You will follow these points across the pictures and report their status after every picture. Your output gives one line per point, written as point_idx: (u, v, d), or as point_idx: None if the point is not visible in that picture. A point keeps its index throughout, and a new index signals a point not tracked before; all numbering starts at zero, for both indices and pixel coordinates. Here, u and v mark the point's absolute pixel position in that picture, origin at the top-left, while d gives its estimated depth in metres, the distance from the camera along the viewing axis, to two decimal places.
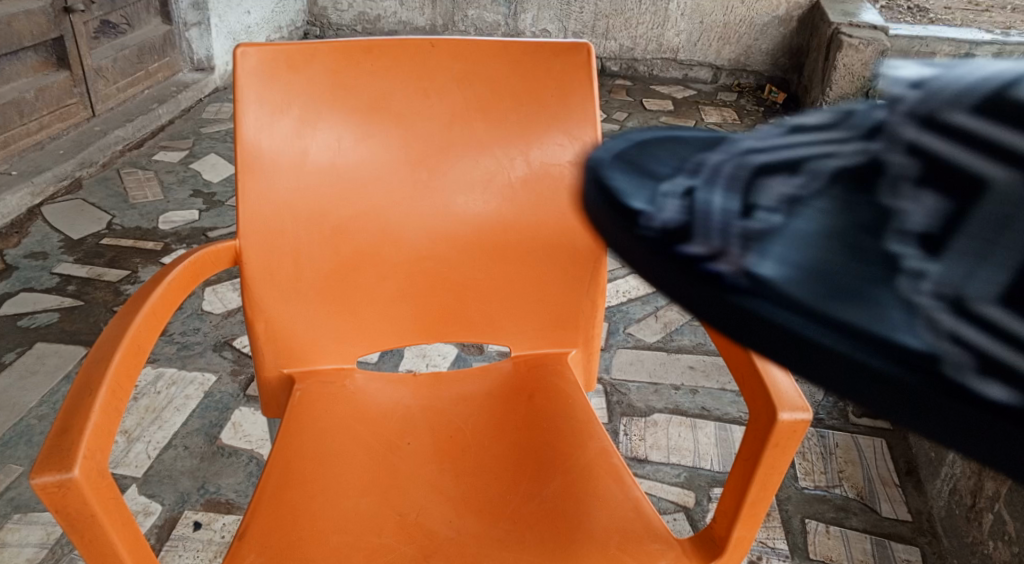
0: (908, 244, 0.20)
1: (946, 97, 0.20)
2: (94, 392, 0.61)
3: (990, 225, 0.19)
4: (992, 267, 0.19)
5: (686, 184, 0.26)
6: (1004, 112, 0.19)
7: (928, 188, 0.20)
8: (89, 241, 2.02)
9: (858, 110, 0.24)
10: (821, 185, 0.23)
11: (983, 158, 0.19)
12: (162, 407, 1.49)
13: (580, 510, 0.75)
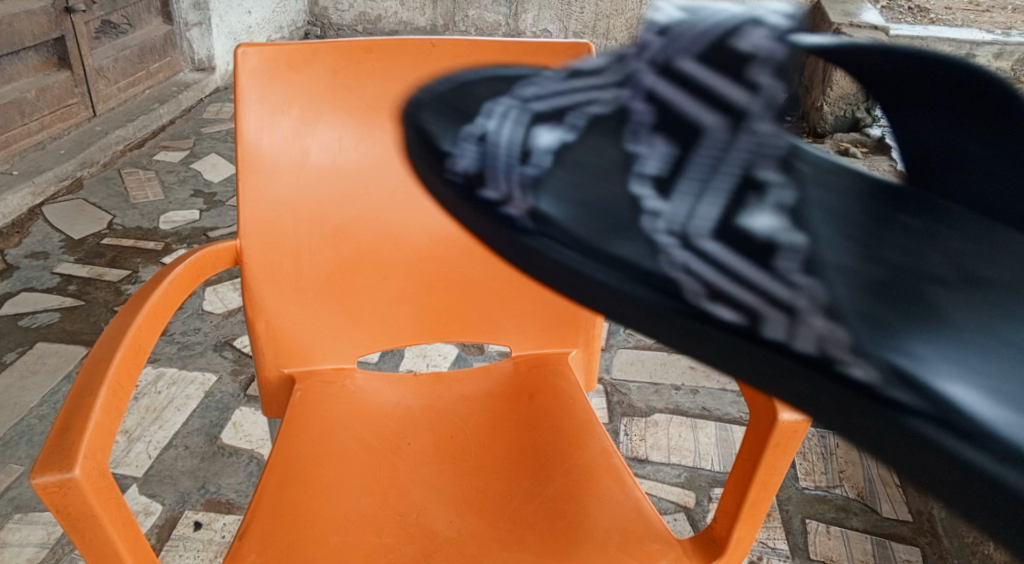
0: (645, 187, 0.29)
1: (677, 53, 0.32)
2: (95, 393, 0.61)
3: (703, 168, 0.29)
4: (705, 204, 0.28)
5: (481, 130, 0.33)
6: (713, 62, 0.30)
7: (660, 137, 0.30)
8: (90, 241, 2.02)
9: (612, 72, 0.35)
10: (583, 131, 0.32)
11: (700, 112, 0.30)
12: (162, 407, 1.50)
13: (580, 509, 0.75)
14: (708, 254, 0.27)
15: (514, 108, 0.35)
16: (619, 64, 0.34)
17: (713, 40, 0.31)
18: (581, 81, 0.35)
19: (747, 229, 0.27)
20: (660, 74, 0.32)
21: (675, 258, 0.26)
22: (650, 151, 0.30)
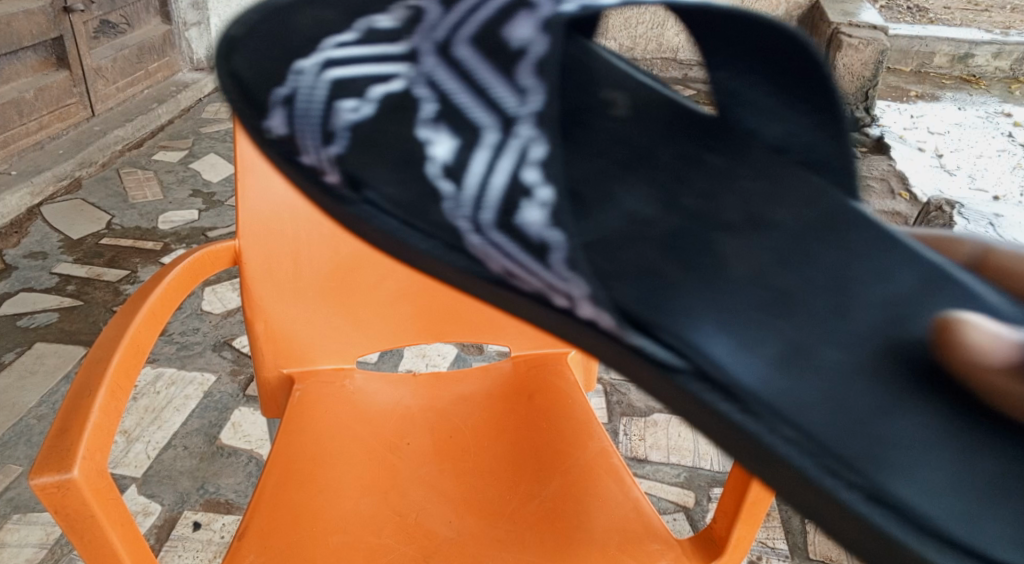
0: (440, 169, 0.46)
1: (458, 61, 0.48)
2: (93, 393, 0.61)
3: (485, 157, 0.46)
4: (491, 186, 0.45)
5: (304, 116, 0.47)
6: (485, 68, 0.47)
7: (446, 129, 0.46)
8: (89, 241, 2.02)
9: (399, 59, 0.49)
10: (384, 111, 0.47)
11: (481, 113, 0.46)
12: (161, 407, 1.50)
13: (580, 509, 0.75)
14: (498, 241, 0.44)
15: (325, 86, 0.48)
16: (412, 54, 0.49)
17: (481, 42, 0.48)
18: (376, 45, 0.49)
19: (524, 223, 0.44)
20: (441, 62, 0.48)
21: (486, 237, 0.44)
22: (444, 139, 0.47)
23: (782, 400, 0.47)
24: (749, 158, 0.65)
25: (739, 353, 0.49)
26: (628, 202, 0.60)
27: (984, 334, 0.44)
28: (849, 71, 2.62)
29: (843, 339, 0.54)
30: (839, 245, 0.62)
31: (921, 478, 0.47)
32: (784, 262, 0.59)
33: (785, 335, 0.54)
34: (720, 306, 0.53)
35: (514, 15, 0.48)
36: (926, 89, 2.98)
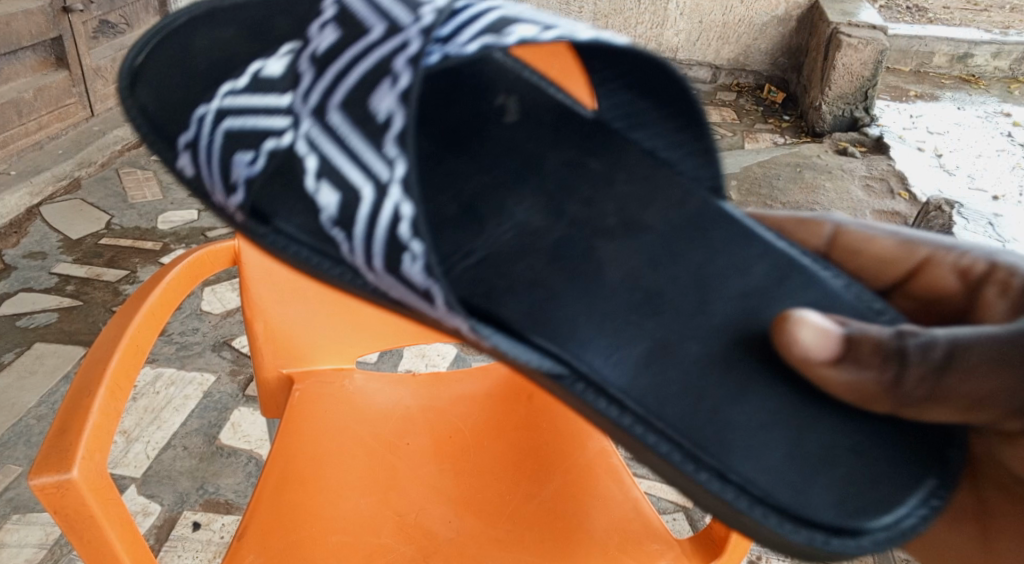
0: (328, 210, 0.59)
1: (322, 110, 0.58)
2: (93, 393, 0.61)
3: (359, 206, 0.57)
4: (369, 229, 0.57)
5: (211, 158, 0.63)
6: (348, 116, 0.57)
7: (327, 178, 0.58)
8: (88, 241, 2.02)
9: (275, 97, 0.60)
10: (272, 159, 0.60)
11: (351, 163, 0.57)
12: (160, 407, 1.50)
13: (579, 510, 0.76)
14: (388, 276, 0.57)
15: (228, 138, 0.62)
16: (285, 98, 0.60)
17: (345, 103, 0.57)
18: (261, 94, 0.61)
19: (406, 272, 0.56)
20: (314, 114, 0.58)
21: (380, 276, 0.58)
22: (332, 197, 0.58)
23: (646, 399, 0.61)
24: (629, 165, 0.77)
25: (607, 357, 0.64)
26: (521, 213, 0.74)
27: (815, 333, 0.60)
28: (848, 71, 2.62)
29: (705, 335, 0.67)
30: (706, 244, 0.72)
31: (763, 457, 0.59)
32: (656, 264, 0.72)
33: (650, 334, 0.67)
34: (594, 311, 0.67)
35: (377, 86, 0.56)
36: (925, 89, 2.97)
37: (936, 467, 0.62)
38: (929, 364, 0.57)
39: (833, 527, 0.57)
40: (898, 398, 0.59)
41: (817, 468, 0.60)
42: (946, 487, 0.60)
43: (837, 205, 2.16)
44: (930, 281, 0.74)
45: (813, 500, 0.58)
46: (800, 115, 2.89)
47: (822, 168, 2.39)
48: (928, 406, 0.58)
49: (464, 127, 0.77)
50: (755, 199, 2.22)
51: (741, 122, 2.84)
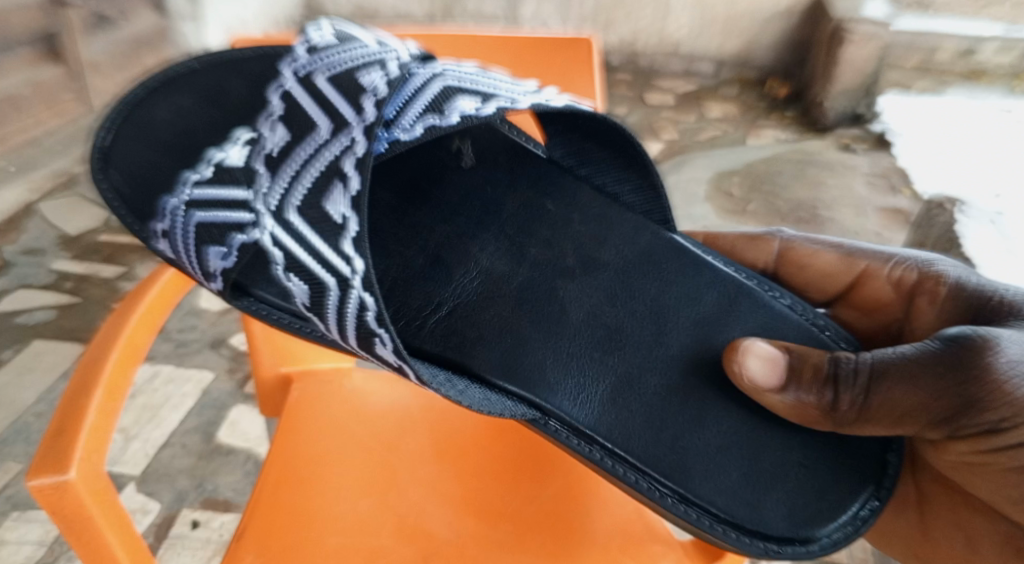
0: (300, 296, 0.67)
1: (283, 213, 0.65)
2: (90, 394, 0.60)
3: (326, 297, 0.65)
4: (339, 315, 0.66)
5: (181, 245, 0.68)
6: (306, 218, 0.65)
7: (296, 272, 0.66)
8: (87, 237, 2.01)
9: (235, 195, 0.66)
10: (242, 250, 0.66)
11: (317, 261, 0.65)
12: (159, 405, 1.49)
13: (580, 512, 0.75)
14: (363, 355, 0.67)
15: (197, 227, 0.67)
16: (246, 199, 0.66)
17: (302, 209, 0.65)
18: (221, 190, 0.67)
19: (379, 354, 0.65)
20: (277, 216, 0.65)
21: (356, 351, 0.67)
22: (302, 285, 0.66)
23: (611, 432, 0.72)
24: (585, 203, 0.81)
25: (576, 397, 0.73)
26: (485, 258, 0.79)
27: (756, 363, 0.71)
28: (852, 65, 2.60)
29: (658, 369, 0.75)
30: (658, 277, 0.79)
31: (718, 477, 0.70)
32: (616, 301, 0.78)
33: (615, 369, 0.75)
34: (559, 351, 0.76)
35: (331, 189, 0.65)
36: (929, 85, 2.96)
37: (876, 477, 0.72)
38: (860, 389, 0.69)
39: (785, 535, 0.69)
40: (834, 422, 0.70)
41: (770, 484, 0.71)
42: (883, 490, 0.71)
43: (840, 202, 2.15)
44: (868, 290, 0.85)
45: (768, 515, 0.69)
46: (803, 110, 2.87)
47: (824, 165, 2.38)
48: (862, 426, 0.69)
49: (423, 176, 0.81)
50: (757, 195, 2.20)
51: (743, 117, 2.82)
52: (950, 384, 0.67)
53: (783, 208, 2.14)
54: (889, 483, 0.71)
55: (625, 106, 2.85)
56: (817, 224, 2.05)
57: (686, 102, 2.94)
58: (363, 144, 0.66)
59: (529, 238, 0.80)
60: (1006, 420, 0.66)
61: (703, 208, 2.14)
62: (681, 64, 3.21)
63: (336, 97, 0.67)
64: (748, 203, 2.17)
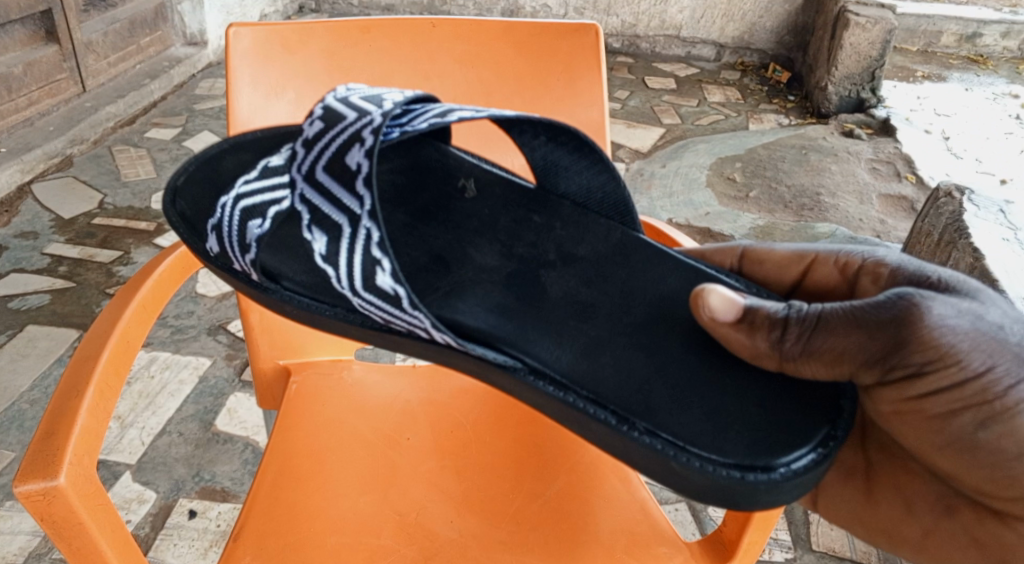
0: (325, 258, 0.65)
1: (308, 174, 0.65)
2: (81, 394, 0.58)
3: (346, 245, 0.65)
4: (355, 260, 0.65)
5: (220, 230, 0.68)
6: (330, 172, 0.64)
7: (316, 227, 0.65)
8: (81, 221, 1.99)
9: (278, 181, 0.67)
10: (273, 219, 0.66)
11: (332, 208, 0.64)
12: (155, 392, 1.47)
13: (586, 510, 0.73)
14: (367, 299, 0.65)
15: (235, 209, 0.67)
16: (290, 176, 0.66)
17: (325, 162, 0.64)
18: (267, 181, 0.67)
19: (379, 283, 0.64)
20: (306, 178, 0.65)
21: (362, 299, 0.66)
22: (318, 237, 0.65)
23: (588, 378, 0.67)
24: (563, 212, 0.84)
25: (553, 347, 0.70)
26: (480, 256, 0.80)
27: (722, 298, 0.66)
28: (856, 50, 2.56)
29: (662, 344, 0.71)
30: (626, 263, 0.78)
31: (684, 411, 0.64)
32: (590, 283, 0.77)
33: (586, 333, 0.72)
34: (545, 319, 0.73)
35: (348, 147, 0.64)
36: (933, 69, 2.93)
37: (829, 417, 0.64)
38: (805, 326, 0.63)
39: (737, 463, 0.60)
40: (780, 357, 0.64)
41: (731, 421, 0.63)
42: (839, 432, 0.63)
43: (843, 188, 2.13)
44: (820, 279, 0.78)
45: (726, 444, 0.61)
46: (805, 95, 2.84)
47: (828, 150, 2.35)
48: (804, 360, 0.63)
49: (434, 204, 0.84)
50: (760, 181, 2.18)
51: (745, 102, 2.79)
52: (890, 327, 0.61)
53: (786, 194, 2.11)
54: (843, 428, 0.63)
55: (626, 90, 2.82)
56: (821, 211, 2.02)
57: (687, 86, 2.90)
58: (378, 112, 0.65)
59: (512, 239, 0.82)
60: (933, 365, 0.61)
61: (704, 194, 2.11)
62: (682, 47, 3.18)
63: (371, 100, 0.67)
64: (751, 189, 2.14)
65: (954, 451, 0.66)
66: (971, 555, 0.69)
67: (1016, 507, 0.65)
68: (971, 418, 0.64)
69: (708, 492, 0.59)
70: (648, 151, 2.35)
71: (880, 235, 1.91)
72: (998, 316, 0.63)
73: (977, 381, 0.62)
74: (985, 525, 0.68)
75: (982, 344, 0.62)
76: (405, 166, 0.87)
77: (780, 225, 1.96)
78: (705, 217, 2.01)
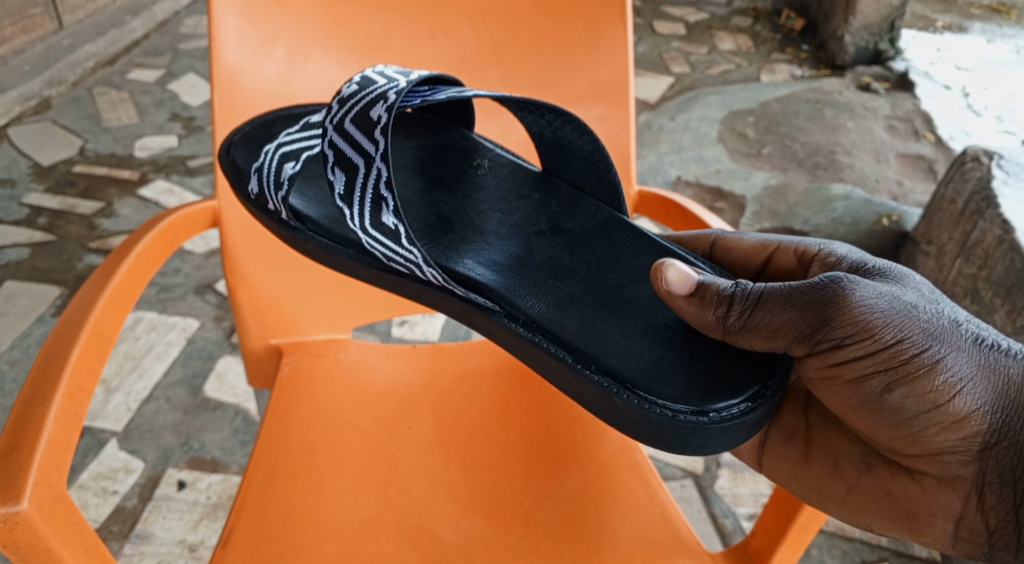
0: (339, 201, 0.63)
1: (335, 121, 0.63)
2: (48, 400, 0.52)
3: (361, 183, 0.62)
4: (367, 202, 0.62)
5: (259, 173, 0.68)
6: (358, 123, 0.62)
7: (337, 169, 0.62)
8: (60, 169, 1.89)
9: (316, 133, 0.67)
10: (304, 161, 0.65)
11: (352, 148, 0.62)
12: (142, 354, 1.41)
13: (600, 517, 0.68)
14: (372, 236, 0.63)
15: (274, 150, 0.69)
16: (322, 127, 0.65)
17: (356, 111, 0.63)
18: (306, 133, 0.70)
19: (383, 221, 0.62)
20: (335, 128, 0.63)
21: (367, 235, 0.63)
22: (338, 176, 0.63)
23: (555, 324, 0.65)
24: (560, 193, 0.77)
25: (534, 296, 0.68)
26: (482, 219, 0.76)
27: (677, 272, 0.62)
28: None
29: (648, 309, 0.67)
30: (608, 237, 0.73)
31: (632, 356, 0.63)
32: (574, 249, 0.72)
33: (561, 291, 0.69)
34: (530, 279, 0.70)
35: (372, 102, 0.62)
36: (954, 19, 2.81)
37: (763, 376, 0.61)
38: (744, 301, 0.60)
39: (687, 408, 0.58)
40: (723, 328, 0.61)
41: (677, 368, 0.62)
42: (769, 392, 0.60)
43: (860, 146, 2.04)
44: (782, 270, 0.71)
45: (664, 387, 0.60)
46: (820, 44, 2.71)
47: (844, 106, 2.25)
48: (745, 333, 0.60)
49: (450, 176, 0.79)
50: (773, 138, 2.09)
51: (757, 50, 2.67)
52: (818, 303, 0.58)
53: (799, 152, 2.03)
54: (774, 390, 0.60)
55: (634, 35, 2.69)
56: (836, 171, 1.94)
57: (696, 33, 2.77)
58: (404, 80, 0.64)
59: (511, 211, 0.76)
60: (853, 338, 0.57)
61: (715, 150, 2.02)
62: None
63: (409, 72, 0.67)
64: (763, 146, 2.05)
65: (871, 411, 0.60)
66: (886, 512, 0.63)
67: (923, 462, 0.60)
68: (880, 382, 0.58)
69: (642, 431, 0.58)
70: (656, 102, 2.25)
71: (897, 198, 1.83)
72: (914, 297, 0.59)
73: (887, 352, 0.57)
74: (899, 481, 0.63)
75: (896, 319, 0.57)
76: (430, 144, 0.81)
77: (793, 185, 1.88)
78: (715, 175, 1.92)
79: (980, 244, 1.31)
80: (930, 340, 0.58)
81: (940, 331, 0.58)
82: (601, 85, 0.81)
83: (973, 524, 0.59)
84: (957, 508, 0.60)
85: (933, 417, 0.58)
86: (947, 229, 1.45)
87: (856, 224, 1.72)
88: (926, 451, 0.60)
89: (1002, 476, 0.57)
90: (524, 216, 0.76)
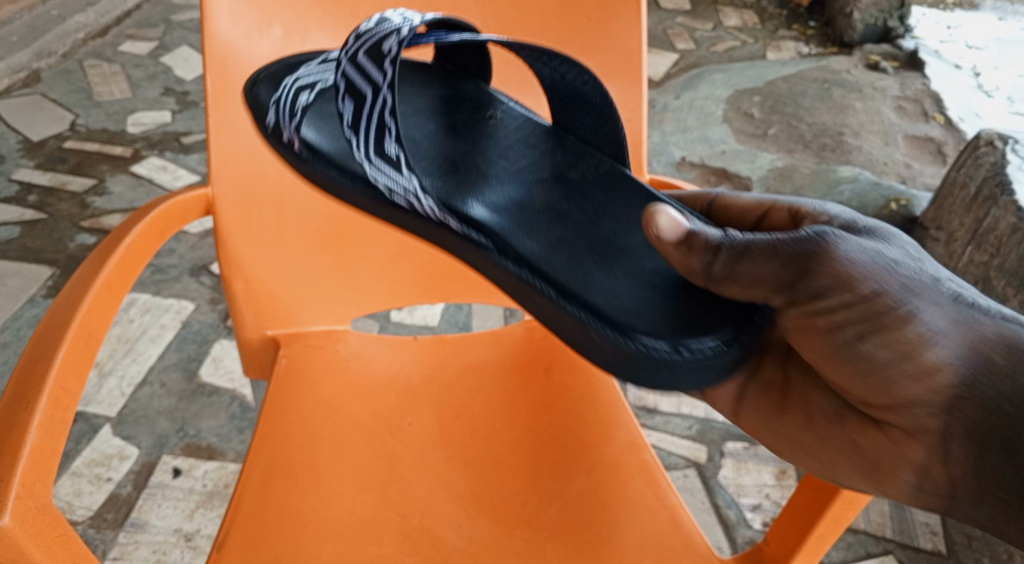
0: (348, 130, 0.64)
1: (349, 51, 0.62)
2: (32, 405, 0.49)
3: (371, 109, 0.63)
4: (373, 128, 0.63)
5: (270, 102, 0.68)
6: (371, 54, 0.61)
7: (348, 97, 0.63)
8: (50, 144, 1.85)
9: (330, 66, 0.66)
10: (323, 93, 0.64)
11: (361, 76, 0.62)
12: (136, 338, 1.39)
13: (608, 520, 0.66)
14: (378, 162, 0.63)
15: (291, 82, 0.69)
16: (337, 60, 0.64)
17: (369, 43, 0.61)
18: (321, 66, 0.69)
19: (385, 151, 0.63)
20: (349, 59, 0.62)
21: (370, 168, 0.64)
22: (346, 104, 0.64)
23: (544, 263, 0.63)
24: (566, 145, 0.74)
25: (528, 234, 0.66)
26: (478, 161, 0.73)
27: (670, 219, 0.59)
28: None
29: (644, 256, 0.65)
30: (610, 189, 0.70)
31: (619, 294, 0.61)
32: (574, 196, 0.70)
33: (556, 233, 0.66)
34: (520, 219, 0.67)
35: (386, 35, 0.61)
36: None
37: (739, 321, 0.58)
38: (726, 247, 0.58)
39: (663, 343, 0.56)
40: (702, 276, 0.59)
41: (666, 303, 0.60)
42: (745, 339, 0.57)
43: (868, 128, 2.00)
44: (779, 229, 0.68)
45: (643, 320, 0.58)
46: (827, 21, 2.66)
47: (852, 85, 2.20)
48: (722, 282, 0.58)
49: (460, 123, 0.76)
50: (780, 118, 2.05)
51: (763, 27, 2.61)
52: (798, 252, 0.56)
53: (806, 132, 1.99)
54: (748, 338, 0.57)
55: None
56: (843, 153, 1.91)
57: (702, 8, 2.71)
58: (419, 20, 0.62)
59: (514, 157, 0.73)
60: (829, 287, 0.56)
61: (720, 130, 1.98)
62: None
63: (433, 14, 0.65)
64: (770, 126, 2.01)
65: (842, 360, 0.57)
66: (853, 463, 0.59)
67: (892, 414, 0.56)
68: (853, 330, 0.56)
69: (615, 362, 0.57)
70: (661, 80, 2.21)
71: (905, 181, 1.80)
72: (897, 254, 0.57)
73: (862, 302, 0.55)
74: (866, 433, 0.58)
75: (874, 270, 0.55)
76: (444, 93, 0.78)
77: (800, 167, 1.85)
78: (720, 156, 1.89)
79: (993, 232, 1.28)
80: (908, 294, 0.55)
81: (918, 287, 0.55)
82: (611, 71, 0.78)
83: (937, 477, 0.55)
84: (923, 461, 0.55)
85: (904, 366, 0.55)
86: (958, 214, 1.42)
87: (864, 208, 1.69)
88: (896, 403, 0.56)
89: (972, 430, 0.53)
90: (524, 162, 0.73)
